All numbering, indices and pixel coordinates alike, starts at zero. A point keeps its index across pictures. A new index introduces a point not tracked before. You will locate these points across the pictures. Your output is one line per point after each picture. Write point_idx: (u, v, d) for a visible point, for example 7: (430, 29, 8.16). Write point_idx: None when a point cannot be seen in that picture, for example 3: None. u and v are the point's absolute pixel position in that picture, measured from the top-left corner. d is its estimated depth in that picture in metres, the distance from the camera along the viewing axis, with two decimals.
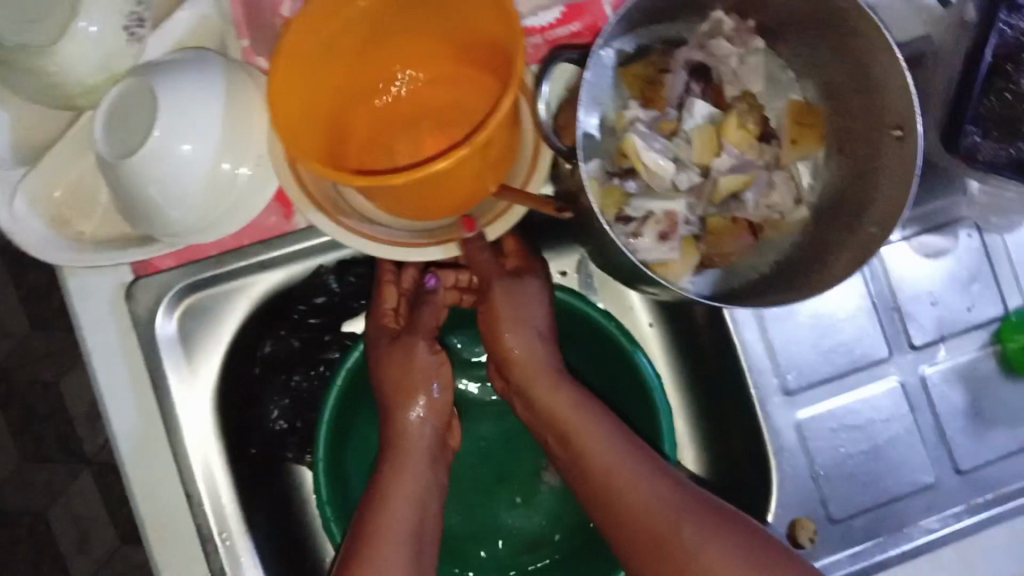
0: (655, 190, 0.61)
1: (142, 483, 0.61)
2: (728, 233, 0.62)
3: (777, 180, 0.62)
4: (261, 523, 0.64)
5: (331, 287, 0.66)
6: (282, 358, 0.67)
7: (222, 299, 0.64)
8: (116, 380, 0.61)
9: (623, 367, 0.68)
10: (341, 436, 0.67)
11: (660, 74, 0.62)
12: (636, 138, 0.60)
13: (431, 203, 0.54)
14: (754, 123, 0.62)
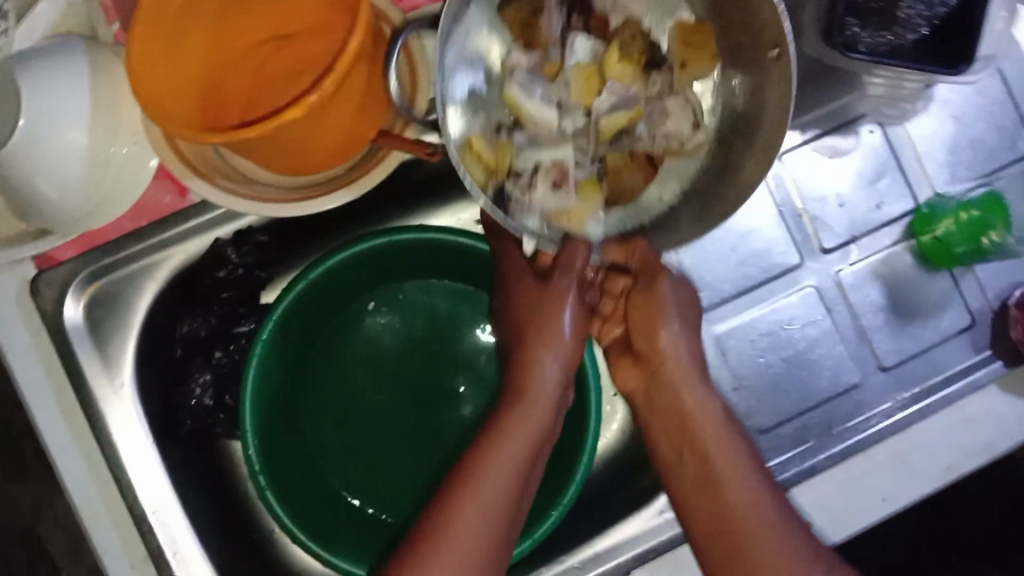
0: (542, 141, 0.60)
1: (71, 474, 0.61)
2: (626, 169, 0.60)
3: (670, 107, 0.59)
4: (198, 500, 0.65)
5: (230, 259, 0.66)
6: (208, 332, 0.67)
7: (127, 285, 0.64)
8: (33, 377, 0.61)
9: None
10: (269, 404, 0.67)
11: (535, 15, 0.58)
12: (516, 89, 0.59)
13: (301, 155, 0.54)
14: (638, 54, 0.59)
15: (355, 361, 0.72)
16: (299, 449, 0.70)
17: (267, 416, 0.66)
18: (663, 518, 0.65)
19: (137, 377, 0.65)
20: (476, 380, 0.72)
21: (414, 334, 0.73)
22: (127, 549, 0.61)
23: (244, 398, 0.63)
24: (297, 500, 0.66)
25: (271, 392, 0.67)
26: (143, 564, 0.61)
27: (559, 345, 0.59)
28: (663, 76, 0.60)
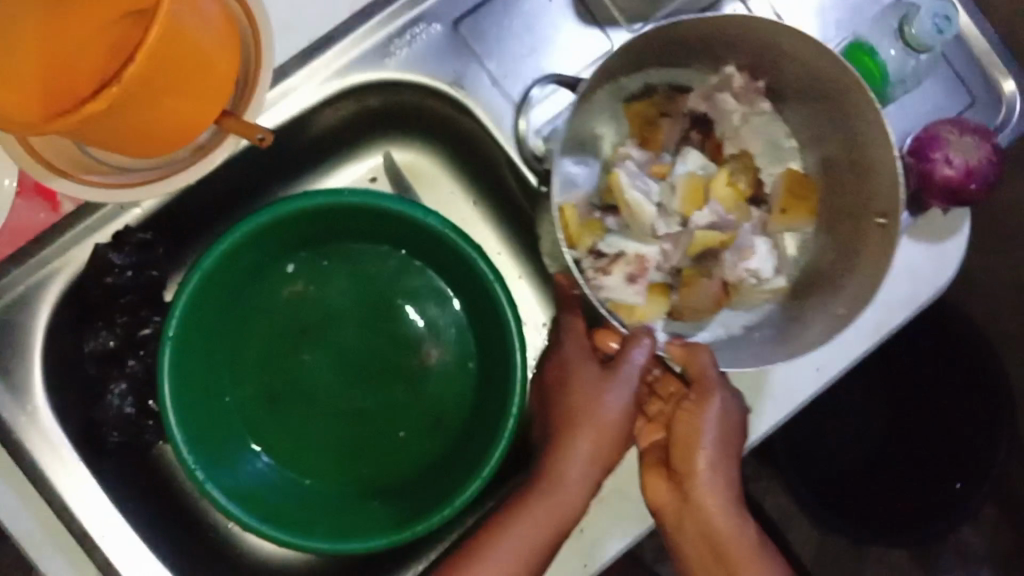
0: (630, 231, 0.60)
1: (2, 510, 0.60)
2: (701, 286, 0.60)
3: (758, 245, 0.60)
4: (137, 503, 0.65)
5: (116, 264, 0.61)
6: (117, 342, 0.65)
7: (19, 309, 0.61)
8: None
9: (440, 247, 0.68)
10: (192, 394, 0.66)
11: (659, 117, 0.61)
12: (622, 175, 0.60)
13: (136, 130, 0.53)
14: (744, 185, 0.62)
15: (277, 334, 0.71)
16: (231, 429, 0.69)
17: (188, 402, 0.65)
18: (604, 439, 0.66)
19: (49, 400, 0.62)
20: (405, 339, 0.72)
21: (327, 296, 0.72)
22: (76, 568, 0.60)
23: (159, 388, 0.61)
24: (226, 481, 0.65)
25: (191, 385, 0.66)
26: None
27: (586, 431, 0.60)
28: (756, 213, 0.62)
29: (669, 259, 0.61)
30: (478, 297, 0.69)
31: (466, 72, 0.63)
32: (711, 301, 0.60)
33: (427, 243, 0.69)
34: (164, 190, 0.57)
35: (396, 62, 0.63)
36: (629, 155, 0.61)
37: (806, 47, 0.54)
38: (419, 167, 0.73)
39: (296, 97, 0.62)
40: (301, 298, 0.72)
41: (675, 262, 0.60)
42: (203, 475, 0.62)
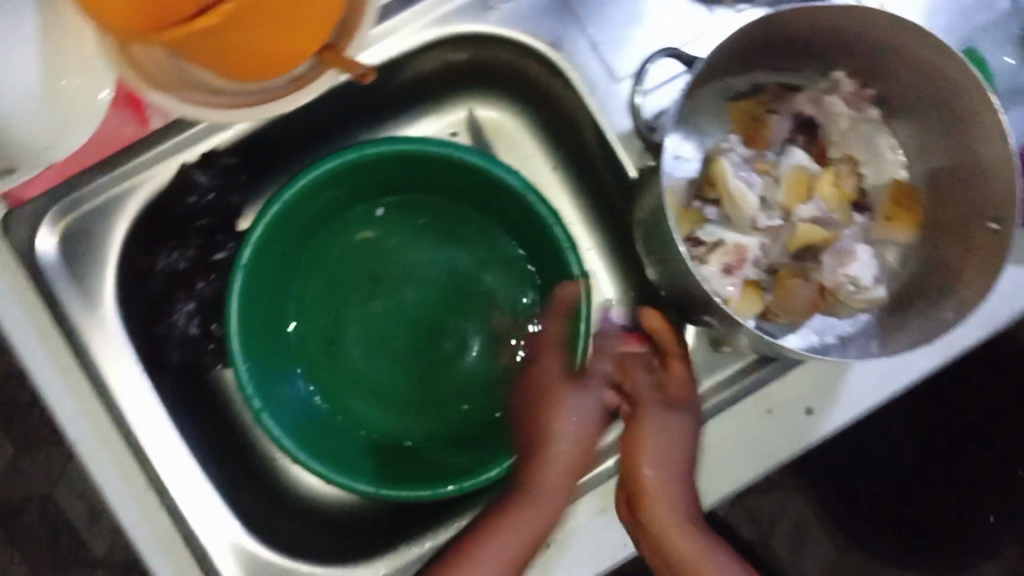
0: (732, 220, 0.58)
1: (63, 411, 0.60)
2: (796, 288, 0.59)
3: (860, 250, 0.58)
4: (190, 422, 0.65)
5: (200, 182, 0.62)
6: (186, 263, 0.66)
7: (100, 217, 0.61)
8: (14, 322, 0.59)
9: (516, 208, 0.67)
10: (258, 325, 0.66)
11: (767, 114, 0.60)
12: (726, 163, 0.58)
13: (242, 58, 0.54)
14: (851, 188, 0.60)
15: (346, 281, 0.71)
16: (290, 368, 0.69)
17: (252, 334, 0.65)
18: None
19: (119, 308, 0.62)
20: (472, 301, 0.72)
21: (405, 248, 0.72)
22: (129, 479, 0.60)
23: (228, 310, 0.62)
24: (281, 415, 0.65)
25: (260, 315, 0.66)
26: (145, 494, 0.60)
27: (559, 441, 0.59)
28: (858, 219, 0.60)
29: (768, 255, 0.59)
30: (549, 263, 0.68)
31: (565, 32, 0.62)
32: (807, 302, 0.59)
33: (505, 204, 0.68)
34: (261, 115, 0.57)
35: (500, 16, 0.62)
36: (732, 148, 0.59)
37: (926, 43, 0.52)
38: (500, 130, 0.72)
39: (399, 40, 0.61)
40: (377, 246, 0.72)
41: (773, 259, 0.59)
42: (260, 405, 0.62)
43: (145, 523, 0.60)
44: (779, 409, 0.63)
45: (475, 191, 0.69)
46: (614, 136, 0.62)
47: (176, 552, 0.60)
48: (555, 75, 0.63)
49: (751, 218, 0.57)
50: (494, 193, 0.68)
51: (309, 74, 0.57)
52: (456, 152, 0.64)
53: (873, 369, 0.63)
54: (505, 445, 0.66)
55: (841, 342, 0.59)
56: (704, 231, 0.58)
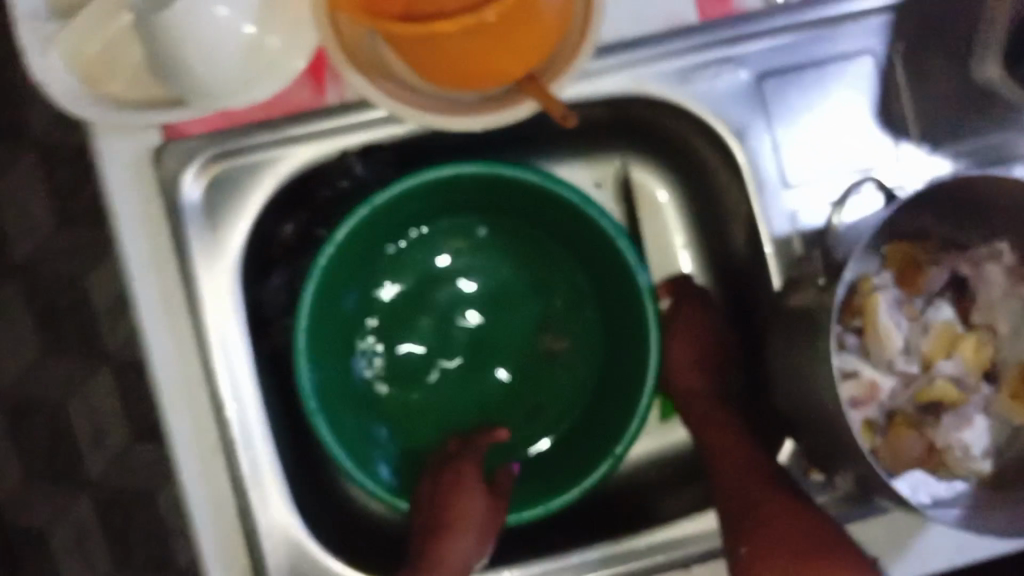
0: (870, 355, 0.58)
1: (157, 350, 0.60)
2: (908, 437, 0.58)
3: (979, 420, 0.58)
4: (273, 394, 0.65)
5: (354, 170, 0.64)
6: (297, 239, 0.67)
7: (251, 172, 0.61)
8: (137, 252, 0.60)
9: (612, 269, 0.65)
10: (328, 313, 0.64)
11: (927, 264, 0.60)
12: (881, 300, 0.57)
13: (454, 66, 0.54)
14: (988, 356, 0.59)
15: (423, 289, 0.69)
16: (346, 362, 0.67)
17: (324, 318, 0.64)
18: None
19: (240, 267, 0.61)
20: (541, 340, 0.70)
21: (479, 261, 0.70)
22: (201, 432, 0.60)
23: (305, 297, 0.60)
24: (333, 411, 0.63)
25: (331, 304, 0.64)
26: (211, 454, 0.60)
27: (469, 530, 0.61)
28: (984, 389, 0.59)
29: (893, 398, 0.59)
30: (627, 329, 0.66)
31: (751, 125, 0.62)
32: (919, 453, 0.58)
33: (597, 255, 0.66)
34: (447, 125, 0.57)
35: (692, 93, 0.62)
36: (884, 286, 0.59)
37: None
38: (643, 194, 0.72)
39: (595, 84, 0.60)
40: (452, 249, 0.70)
41: (898, 402, 0.59)
42: (316, 405, 0.61)
43: (203, 483, 0.60)
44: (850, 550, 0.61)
45: (566, 235, 0.67)
46: (768, 239, 0.62)
47: (224, 518, 0.60)
48: (728, 162, 0.63)
49: (889, 358, 0.57)
50: (588, 243, 0.66)
51: (505, 99, 0.57)
52: (579, 202, 0.61)
53: (957, 541, 0.61)
54: (543, 489, 0.65)
55: (936, 502, 0.56)
56: (841, 359, 0.57)
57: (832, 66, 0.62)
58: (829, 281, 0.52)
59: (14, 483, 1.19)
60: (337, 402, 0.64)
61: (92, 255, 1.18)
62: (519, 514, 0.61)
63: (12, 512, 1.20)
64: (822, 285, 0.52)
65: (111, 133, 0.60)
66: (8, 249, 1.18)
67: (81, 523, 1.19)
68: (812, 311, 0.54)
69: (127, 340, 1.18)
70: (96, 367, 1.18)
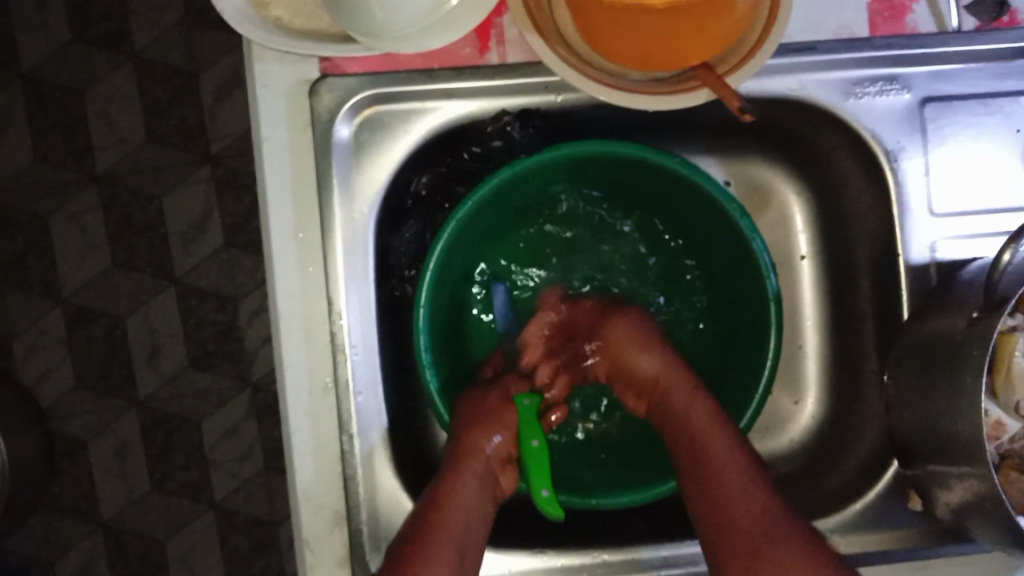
0: (997, 394, 0.57)
1: (283, 281, 0.60)
2: (1020, 482, 0.57)
3: None
4: (386, 342, 0.65)
5: (511, 134, 0.63)
6: (429, 192, 0.66)
7: (402, 121, 0.61)
8: (280, 180, 0.59)
9: (745, 283, 0.64)
10: (451, 270, 0.64)
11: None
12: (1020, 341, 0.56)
13: (638, 44, 0.54)
14: None
15: (567, 247, 0.70)
16: (453, 314, 0.66)
17: (446, 275, 0.64)
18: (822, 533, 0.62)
19: (375, 212, 0.62)
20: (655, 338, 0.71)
21: (636, 258, 0.71)
22: (314, 369, 0.60)
23: (433, 250, 0.60)
24: (440, 362, 0.64)
25: (455, 262, 0.64)
26: (323, 392, 0.60)
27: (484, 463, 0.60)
28: None
29: (1011, 440, 0.58)
30: (744, 350, 0.65)
31: (906, 149, 0.61)
32: None
33: (732, 268, 0.65)
34: (614, 101, 0.57)
35: (853, 107, 0.61)
36: (1018, 327, 0.58)
37: None
38: (774, 202, 0.71)
39: (761, 83, 0.60)
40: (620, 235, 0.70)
41: (1016, 445, 0.58)
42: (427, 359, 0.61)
43: (309, 421, 0.60)
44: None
45: (710, 244, 0.67)
46: (904, 266, 0.62)
47: (325, 457, 0.61)
48: (871, 181, 0.63)
49: (1017, 402, 0.56)
50: (726, 255, 0.65)
51: (676, 86, 0.57)
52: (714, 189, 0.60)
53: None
54: (619, 480, 0.65)
55: None
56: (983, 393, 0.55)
57: (996, 102, 0.62)
58: (985, 313, 0.52)
59: (63, 391, 1.20)
60: (441, 353, 0.64)
61: (175, 177, 1.18)
62: (609, 497, 0.60)
63: (55, 420, 1.20)
64: (979, 317, 0.52)
65: (268, 59, 0.59)
66: (93, 158, 1.18)
67: (124, 440, 1.20)
68: (959, 340, 0.53)
69: (195, 267, 1.18)
70: (163, 290, 1.19)
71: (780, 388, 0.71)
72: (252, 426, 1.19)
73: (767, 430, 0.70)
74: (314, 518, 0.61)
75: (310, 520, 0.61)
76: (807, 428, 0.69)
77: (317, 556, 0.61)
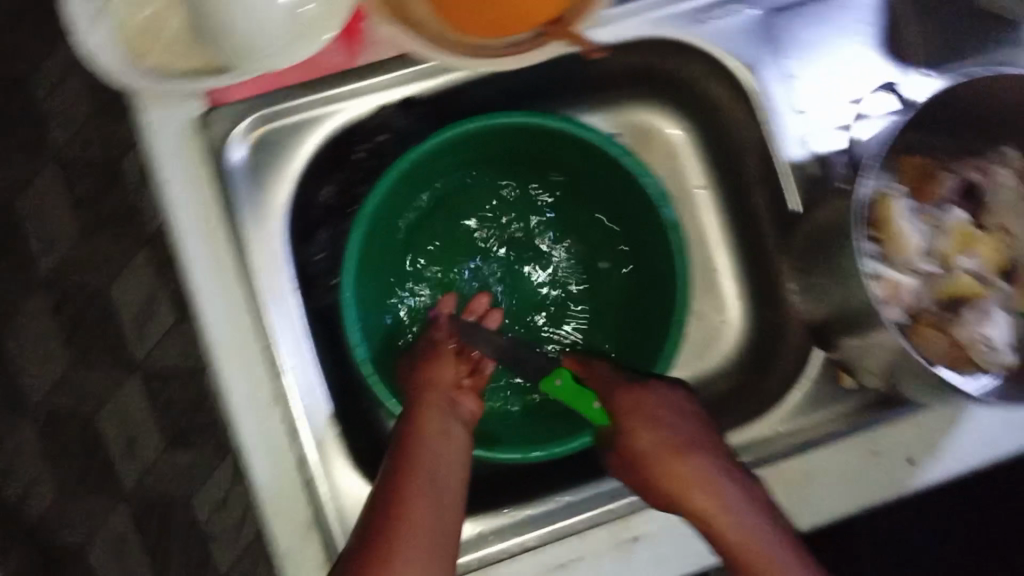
0: (891, 257, 0.61)
1: (208, 310, 0.61)
2: (933, 335, 0.61)
3: (999, 316, 0.60)
4: (323, 348, 0.68)
5: (393, 124, 0.68)
6: (335, 199, 0.70)
7: (290, 136, 0.65)
8: (185, 217, 0.61)
9: (644, 219, 0.69)
10: (369, 266, 0.67)
11: (939, 171, 0.63)
12: (899, 205, 0.61)
13: None
14: (1008, 256, 0.62)
15: (473, 216, 0.73)
16: (378, 306, 0.69)
17: (365, 271, 0.67)
18: (766, 432, 0.66)
19: (283, 226, 0.65)
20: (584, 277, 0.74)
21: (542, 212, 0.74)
22: (256, 386, 0.62)
23: (349, 251, 0.63)
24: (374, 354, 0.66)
25: (371, 259, 0.67)
26: (268, 407, 0.62)
27: (440, 398, 0.62)
28: (1004, 287, 0.62)
29: (914, 298, 0.62)
30: (658, 276, 0.69)
31: (761, 60, 0.66)
32: (943, 350, 0.61)
33: (631, 208, 0.70)
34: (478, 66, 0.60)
35: (706, 33, 0.65)
36: (898, 196, 0.62)
37: None
38: (657, 139, 0.75)
39: (615, 28, 0.64)
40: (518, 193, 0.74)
41: (920, 302, 0.62)
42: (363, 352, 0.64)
43: (260, 437, 0.62)
44: (884, 453, 0.63)
45: (608, 189, 0.71)
46: (784, 165, 0.66)
47: (283, 468, 0.62)
48: (739, 97, 0.67)
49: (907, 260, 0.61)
50: (624, 199, 0.70)
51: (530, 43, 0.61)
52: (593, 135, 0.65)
53: (986, 430, 0.63)
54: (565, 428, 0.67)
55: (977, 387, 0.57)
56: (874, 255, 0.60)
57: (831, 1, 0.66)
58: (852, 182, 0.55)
59: (48, 499, 1.20)
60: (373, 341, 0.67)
61: (116, 267, 1.20)
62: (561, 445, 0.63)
63: (46, 529, 1.20)
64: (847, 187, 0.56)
65: (154, 104, 0.61)
66: (34, 267, 1.21)
67: (118, 533, 1.20)
68: (841, 215, 0.57)
69: (154, 349, 1.20)
70: (126, 379, 1.21)
71: (704, 309, 0.74)
72: (241, 490, 1.21)
73: (701, 351, 0.73)
74: (286, 530, 0.62)
75: (281, 532, 0.62)
76: (733, 339, 0.73)
77: (297, 563, 0.63)
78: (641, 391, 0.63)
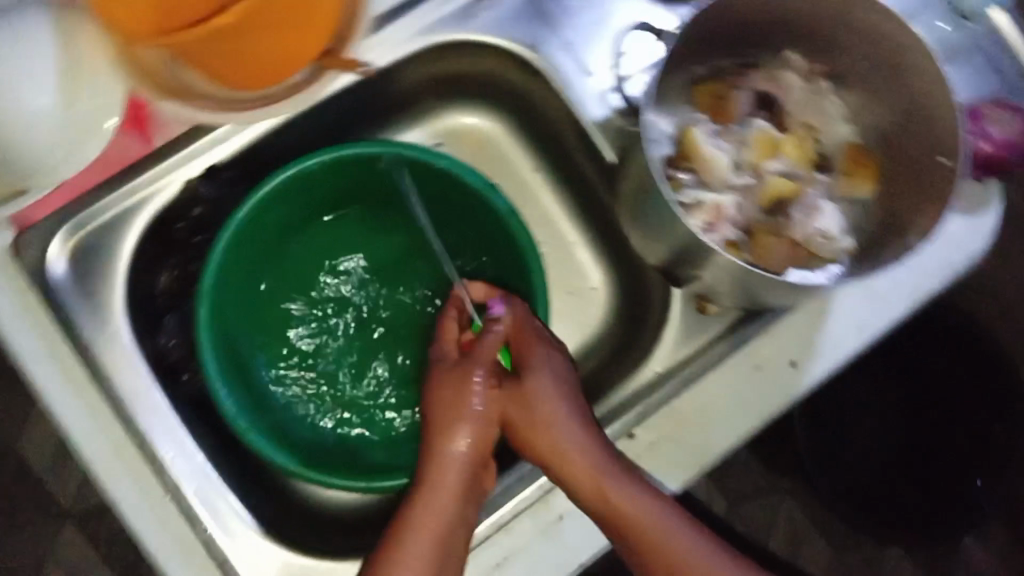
0: (707, 183, 0.64)
1: (73, 428, 0.59)
2: (771, 242, 0.63)
3: (825, 206, 0.63)
4: (203, 431, 0.67)
5: (201, 193, 0.67)
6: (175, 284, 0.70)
7: (107, 235, 0.64)
8: (24, 344, 0.59)
9: (477, 210, 0.71)
10: (227, 336, 0.67)
11: (729, 90, 0.66)
12: (698, 133, 0.64)
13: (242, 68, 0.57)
14: (810, 150, 0.66)
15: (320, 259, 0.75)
16: (251, 371, 0.70)
17: (226, 340, 0.67)
18: (654, 374, 0.67)
19: (127, 323, 0.64)
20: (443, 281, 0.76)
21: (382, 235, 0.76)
22: (143, 484, 0.60)
23: (196, 322, 0.63)
24: (257, 416, 0.66)
25: (228, 328, 0.68)
26: (160, 501, 0.60)
27: (461, 468, 0.61)
28: (819, 177, 0.66)
29: (742, 213, 0.63)
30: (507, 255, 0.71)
31: (540, 37, 0.67)
32: (784, 256, 0.62)
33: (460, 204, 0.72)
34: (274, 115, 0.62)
35: (479, 25, 0.66)
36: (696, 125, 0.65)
37: (842, 12, 0.58)
38: (478, 138, 0.78)
39: (388, 46, 0.65)
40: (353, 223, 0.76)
41: (749, 216, 0.64)
42: (241, 420, 0.63)
43: (160, 532, 0.60)
44: (767, 364, 0.64)
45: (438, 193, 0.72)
46: (592, 125, 0.66)
47: (195, 560, 0.60)
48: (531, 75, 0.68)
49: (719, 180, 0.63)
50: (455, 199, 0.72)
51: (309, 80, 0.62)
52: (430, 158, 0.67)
53: (853, 312, 0.65)
54: None
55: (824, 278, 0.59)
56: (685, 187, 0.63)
57: None
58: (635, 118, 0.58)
59: None
60: (254, 402, 0.67)
61: None
62: None
63: None
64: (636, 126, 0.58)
65: None
66: None
67: None
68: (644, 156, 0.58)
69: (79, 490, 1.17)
70: None
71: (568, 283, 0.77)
72: None
73: (579, 318, 0.76)
74: None
75: None
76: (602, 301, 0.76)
77: None
78: (547, 373, 0.63)
